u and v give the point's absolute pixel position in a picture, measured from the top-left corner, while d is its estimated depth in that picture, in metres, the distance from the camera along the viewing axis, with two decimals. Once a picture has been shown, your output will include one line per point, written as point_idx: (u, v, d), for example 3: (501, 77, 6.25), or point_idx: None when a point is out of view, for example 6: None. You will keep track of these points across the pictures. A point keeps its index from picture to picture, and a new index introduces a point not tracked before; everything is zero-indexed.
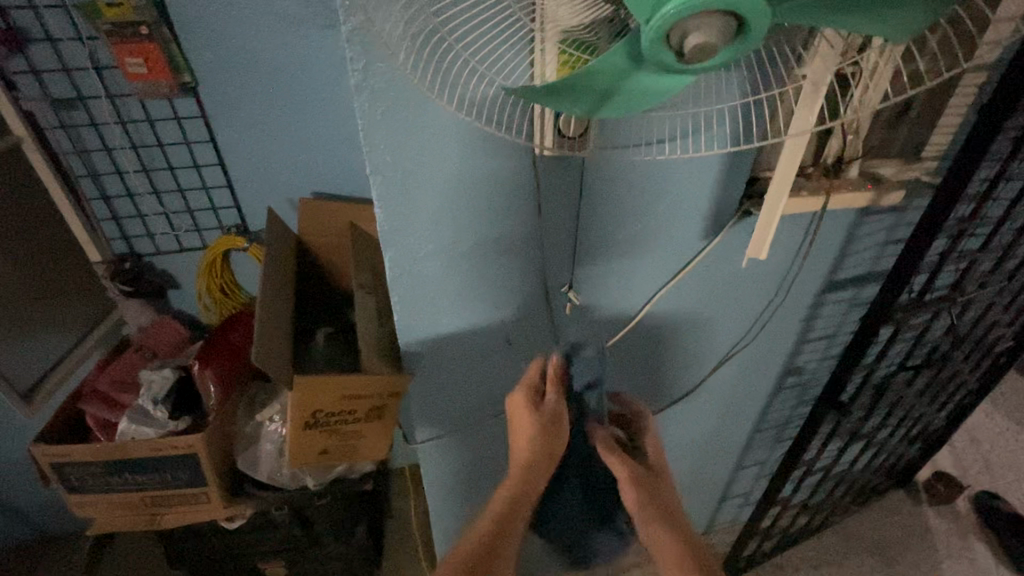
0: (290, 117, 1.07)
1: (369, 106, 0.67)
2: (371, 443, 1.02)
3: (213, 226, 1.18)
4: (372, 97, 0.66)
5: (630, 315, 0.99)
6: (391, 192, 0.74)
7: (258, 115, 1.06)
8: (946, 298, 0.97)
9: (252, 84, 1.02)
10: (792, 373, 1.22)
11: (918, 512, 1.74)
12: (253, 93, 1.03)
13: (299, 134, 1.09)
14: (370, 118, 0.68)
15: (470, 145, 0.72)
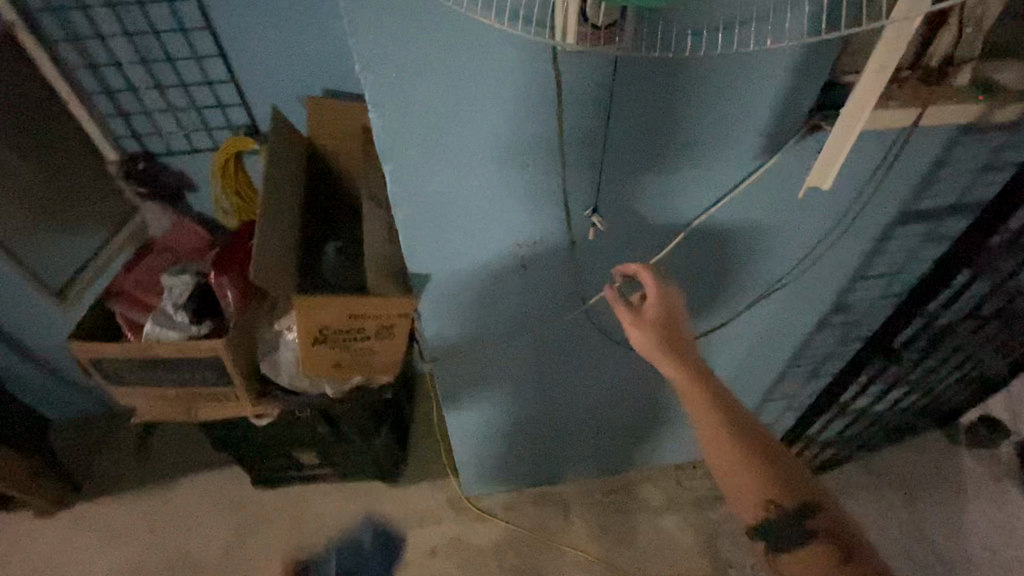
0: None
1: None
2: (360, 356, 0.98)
3: (222, 124, 1.11)
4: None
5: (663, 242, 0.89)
6: (390, 91, 0.65)
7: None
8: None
9: None
10: (841, 311, 1.10)
11: (953, 452, 1.67)
12: None
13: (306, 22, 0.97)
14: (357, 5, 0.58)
15: (478, 43, 0.62)
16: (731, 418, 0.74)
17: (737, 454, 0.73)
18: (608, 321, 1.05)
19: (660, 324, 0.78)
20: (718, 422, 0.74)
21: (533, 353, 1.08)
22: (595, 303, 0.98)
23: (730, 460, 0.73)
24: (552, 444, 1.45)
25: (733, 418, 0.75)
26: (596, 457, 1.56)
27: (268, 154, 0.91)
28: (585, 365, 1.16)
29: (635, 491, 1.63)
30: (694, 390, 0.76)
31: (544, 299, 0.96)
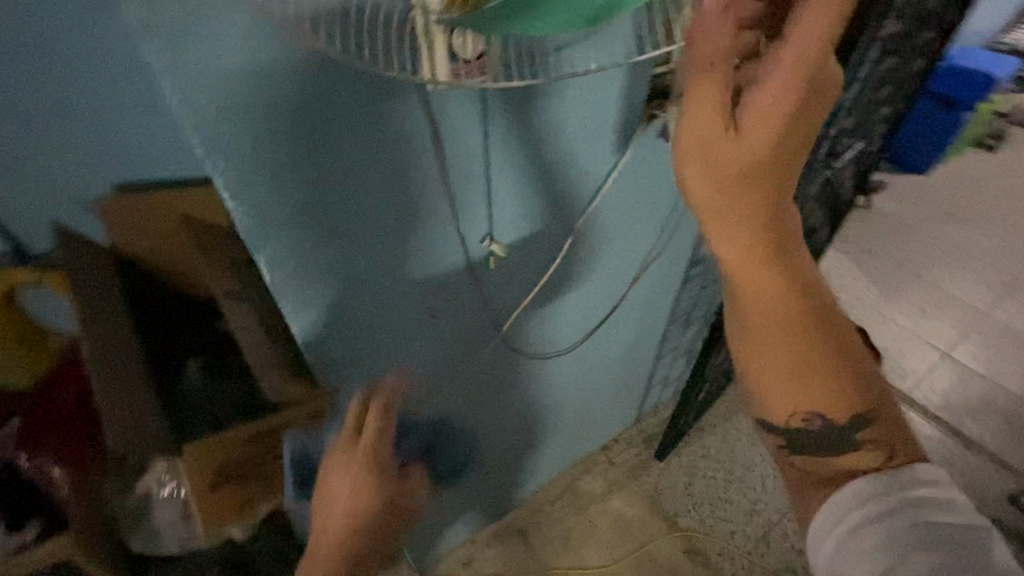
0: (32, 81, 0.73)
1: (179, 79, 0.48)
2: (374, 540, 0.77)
3: None
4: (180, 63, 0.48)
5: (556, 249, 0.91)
6: (245, 175, 0.56)
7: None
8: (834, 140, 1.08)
9: None
10: (698, 263, 1.27)
11: None
12: None
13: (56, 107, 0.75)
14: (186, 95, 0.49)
15: (334, 108, 0.57)
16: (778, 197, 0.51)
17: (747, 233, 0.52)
18: (523, 340, 1.04)
19: (761, 168, 0.48)
20: (732, 212, 0.51)
21: (458, 396, 1.03)
22: (508, 327, 0.97)
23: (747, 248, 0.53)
24: (494, 477, 1.41)
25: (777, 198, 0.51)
26: (537, 471, 1.55)
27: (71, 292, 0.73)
28: (509, 389, 1.14)
29: (577, 487, 1.66)
30: (747, 185, 0.49)
31: (459, 340, 0.91)
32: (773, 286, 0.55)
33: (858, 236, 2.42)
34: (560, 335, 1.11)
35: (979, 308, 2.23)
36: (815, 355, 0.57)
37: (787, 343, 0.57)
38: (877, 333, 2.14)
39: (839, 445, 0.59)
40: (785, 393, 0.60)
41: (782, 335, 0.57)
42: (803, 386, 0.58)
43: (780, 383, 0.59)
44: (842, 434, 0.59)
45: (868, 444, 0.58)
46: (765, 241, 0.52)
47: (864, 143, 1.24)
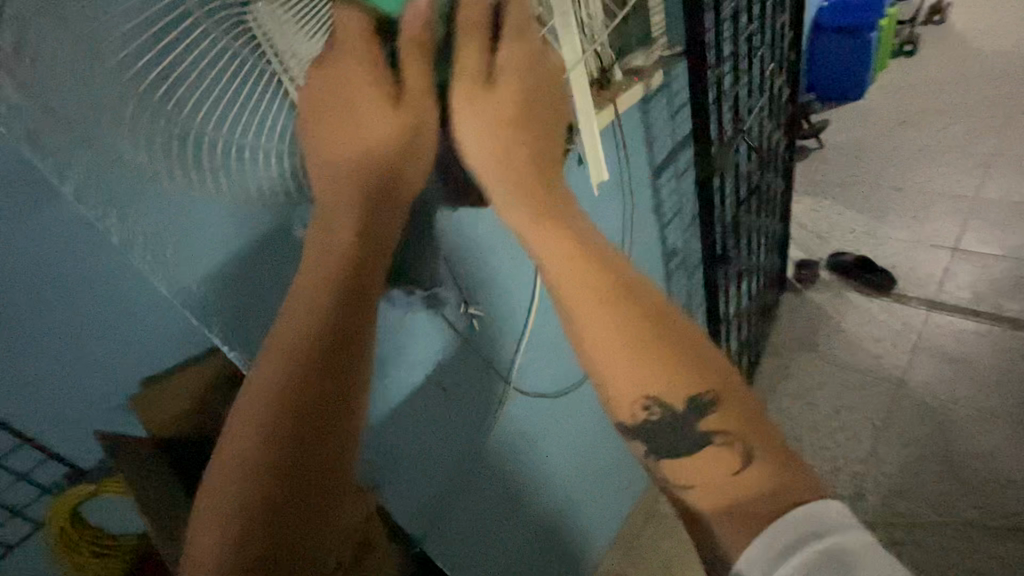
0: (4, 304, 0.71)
1: (132, 239, 0.54)
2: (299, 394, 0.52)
3: (34, 495, 0.91)
4: (130, 227, 0.54)
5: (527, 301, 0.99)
6: (236, 329, 0.64)
7: None
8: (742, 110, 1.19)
9: None
10: (671, 256, 1.36)
11: (804, 297, 2.10)
12: None
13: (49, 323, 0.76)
14: (141, 250, 0.55)
15: (272, 229, 0.64)
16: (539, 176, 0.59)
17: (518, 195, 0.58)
18: (532, 385, 1.10)
19: (511, 119, 0.58)
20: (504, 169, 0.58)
21: (494, 457, 1.09)
22: (515, 376, 1.04)
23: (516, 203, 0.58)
24: (573, 526, 1.40)
25: (538, 182, 0.58)
26: (611, 509, 1.54)
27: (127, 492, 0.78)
28: (544, 432, 1.19)
29: (658, 506, 1.63)
30: (509, 132, 0.58)
31: (473, 403, 0.98)
32: (561, 247, 0.54)
33: (826, 174, 2.50)
34: (568, 366, 1.17)
35: (968, 194, 2.25)
36: (637, 326, 0.51)
37: (606, 318, 0.52)
38: (882, 255, 2.15)
39: (688, 435, 0.52)
40: (624, 375, 0.52)
41: (596, 299, 0.52)
42: (634, 364, 0.51)
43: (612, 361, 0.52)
44: (681, 420, 0.51)
45: (719, 437, 0.50)
46: (539, 203, 0.57)
47: (770, 95, 1.35)
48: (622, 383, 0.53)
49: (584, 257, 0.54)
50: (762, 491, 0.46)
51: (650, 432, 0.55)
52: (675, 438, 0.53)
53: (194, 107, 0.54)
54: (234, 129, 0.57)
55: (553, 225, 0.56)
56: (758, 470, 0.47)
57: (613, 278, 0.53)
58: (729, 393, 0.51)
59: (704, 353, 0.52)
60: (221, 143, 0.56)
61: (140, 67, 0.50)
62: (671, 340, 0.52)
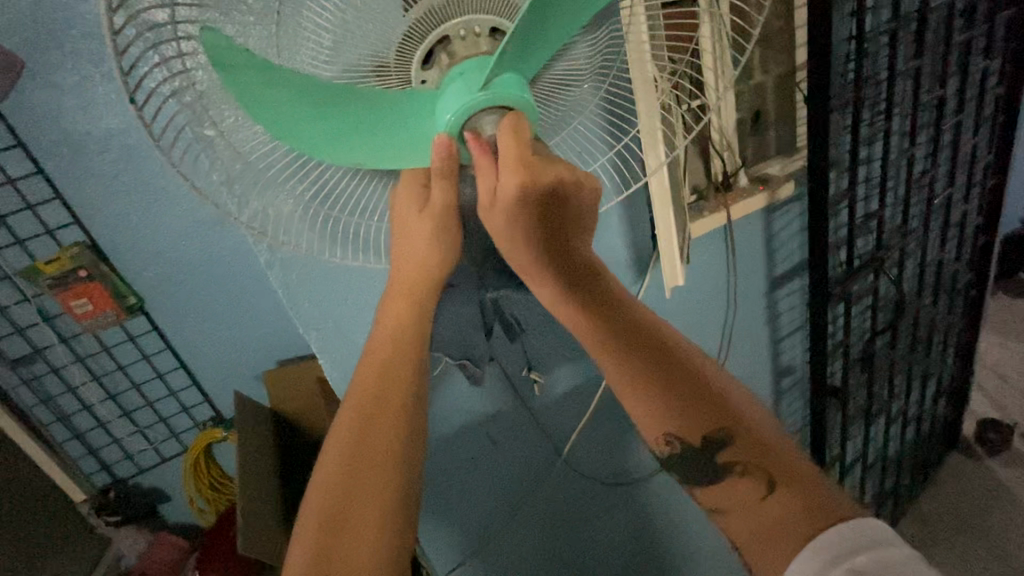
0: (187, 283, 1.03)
1: (284, 282, 0.73)
2: (386, 376, 0.59)
3: (188, 426, 1.21)
4: (284, 272, 0.73)
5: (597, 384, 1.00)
6: (332, 343, 0.79)
7: (190, 311, 1.06)
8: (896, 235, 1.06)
9: (176, 291, 1.04)
10: (782, 373, 1.25)
11: (982, 466, 1.69)
12: (182, 303, 1.05)
13: (212, 303, 1.06)
14: (289, 292, 0.74)
15: (375, 280, 0.77)
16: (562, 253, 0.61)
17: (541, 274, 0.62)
18: (590, 466, 1.08)
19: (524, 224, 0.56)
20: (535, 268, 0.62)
21: (539, 527, 1.08)
22: (571, 451, 1.04)
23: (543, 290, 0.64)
24: None
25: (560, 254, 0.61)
26: None
27: (240, 443, 1.01)
28: (599, 517, 1.14)
29: None
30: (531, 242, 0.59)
31: (523, 465, 1.01)
32: (569, 307, 0.64)
33: None
34: (636, 460, 1.12)
35: None
36: (680, 391, 0.61)
37: (644, 377, 0.61)
38: None
39: (708, 468, 0.61)
40: (644, 419, 0.63)
41: (615, 359, 0.62)
42: (653, 410, 0.62)
43: (650, 404, 0.62)
44: (702, 456, 0.61)
45: (738, 468, 0.59)
46: (567, 284, 0.63)
47: (945, 227, 1.19)
48: (651, 423, 0.62)
49: (582, 305, 0.63)
50: (788, 513, 0.54)
51: (679, 465, 0.63)
52: (700, 468, 0.62)
53: (313, 190, 0.57)
54: (340, 209, 0.60)
55: (583, 297, 0.63)
56: (780, 495, 0.55)
57: (650, 335, 0.63)
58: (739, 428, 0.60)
59: (721, 400, 0.61)
60: (347, 220, 0.61)
61: (278, 165, 0.54)
62: (684, 389, 0.61)
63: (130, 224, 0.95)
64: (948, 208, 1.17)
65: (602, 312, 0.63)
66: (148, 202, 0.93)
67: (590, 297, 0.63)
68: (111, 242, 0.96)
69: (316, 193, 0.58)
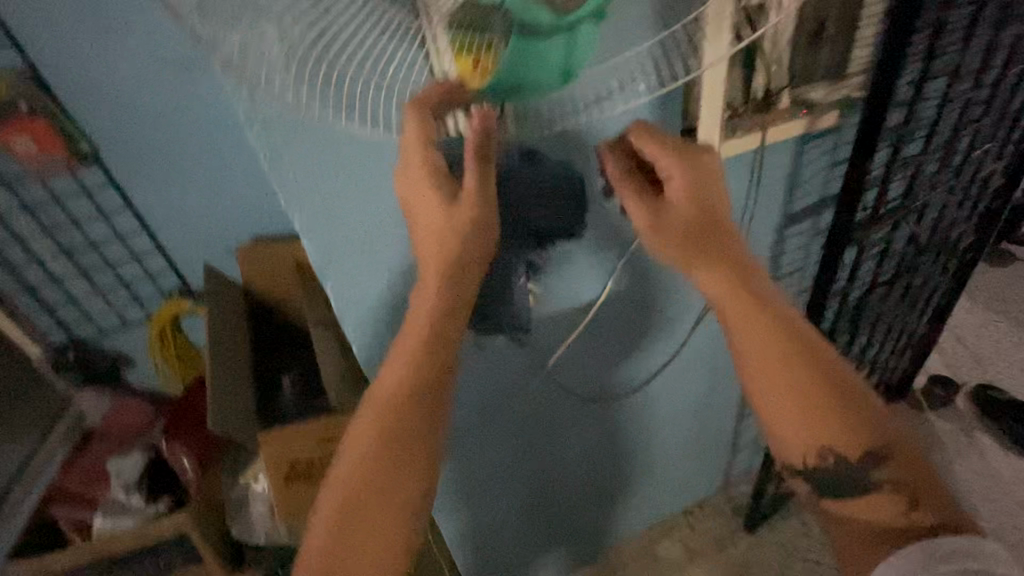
0: (147, 131, 0.94)
1: (266, 144, 0.64)
2: (431, 370, 0.63)
3: (153, 294, 1.14)
4: (266, 132, 0.63)
5: (592, 300, 0.96)
6: (317, 221, 0.71)
7: (154, 165, 0.97)
8: (926, 185, 1.00)
9: (139, 141, 0.95)
10: None
11: (923, 418, 1.79)
12: (147, 156, 0.96)
13: (177, 159, 0.97)
14: (271, 158, 0.64)
15: (371, 155, 0.68)
16: (744, 273, 0.65)
17: (762, 331, 0.63)
18: (571, 378, 1.07)
19: (700, 212, 0.64)
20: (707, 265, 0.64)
21: (509, 432, 1.10)
22: (555, 364, 1.02)
23: (734, 317, 0.64)
24: (563, 522, 1.40)
25: (738, 264, 0.65)
26: (607, 526, 1.50)
27: (209, 317, 0.95)
28: (567, 427, 1.16)
29: (655, 551, 1.56)
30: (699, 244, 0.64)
31: (506, 371, 0.99)
32: (758, 330, 0.63)
33: (1015, 295, 2.10)
34: (615, 377, 1.12)
35: None
36: (831, 403, 0.63)
37: (799, 378, 0.61)
38: None
39: (855, 483, 0.65)
40: (793, 429, 0.64)
41: (774, 363, 0.62)
42: (806, 418, 0.63)
43: (802, 424, 0.63)
44: (850, 475, 0.64)
45: (887, 484, 0.63)
46: (739, 283, 0.64)
47: (971, 186, 1.15)
48: (806, 442, 0.64)
49: (782, 336, 0.63)
50: (924, 527, 0.59)
51: (822, 477, 0.67)
52: (841, 487, 0.66)
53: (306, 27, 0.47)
54: (339, 58, 0.49)
55: (785, 338, 0.63)
56: (923, 512, 0.60)
57: (818, 356, 0.63)
58: (896, 451, 0.63)
59: (869, 412, 0.64)
60: (346, 73, 0.51)
61: None
62: (848, 407, 0.63)
63: (88, 55, 0.86)
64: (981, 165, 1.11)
65: (792, 368, 0.62)
66: (107, 32, 0.85)
67: (773, 334, 0.63)
68: (61, 73, 0.86)
69: (312, 34, 0.47)
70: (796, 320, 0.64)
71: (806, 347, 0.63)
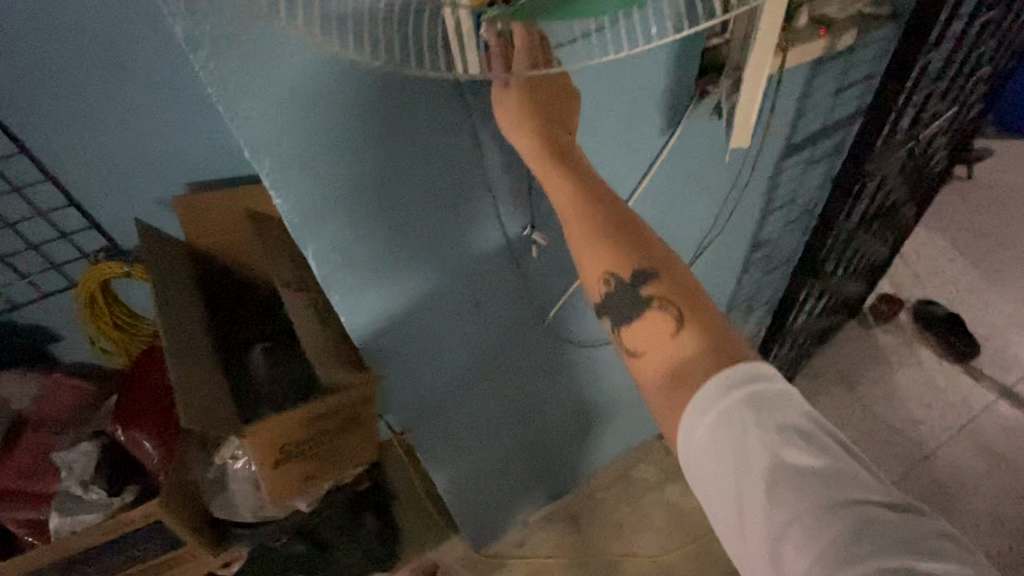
0: (37, 45, 0.72)
1: (220, 79, 0.50)
2: None
3: (72, 256, 0.95)
4: (219, 62, 0.49)
5: None
6: (291, 175, 0.59)
7: (50, 97, 0.77)
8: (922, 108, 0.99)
9: (24, 65, 0.73)
10: (760, 247, 1.21)
11: (870, 334, 1.92)
12: (38, 85, 0.75)
13: (83, 87, 0.77)
14: (227, 97, 0.51)
15: (355, 89, 0.56)
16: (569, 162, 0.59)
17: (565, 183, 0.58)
18: (568, 325, 1.02)
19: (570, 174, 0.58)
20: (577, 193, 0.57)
21: (500, 385, 1.04)
22: (554, 315, 0.96)
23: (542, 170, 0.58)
24: (549, 460, 1.41)
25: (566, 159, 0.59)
26: (591, 457, 1.54)
27: (152, 285, 0.79)
28: (559, 371, 1.13)
29: (633, 475, 1.63)
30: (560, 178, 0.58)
31: (504, 326, 0.92)
32: (563, 189, 0.58)
33: (954, 213, 2.23)
34: None
35: None
36: (609, 237, 0.57)
37: (594, 234, 0.57)
38: (975, 322, 1.93)
39: (636, 313, 0.58)
40: (589, 259, 0.58)
41: (576, 210, 0.57)
42: (592, 250, 0.58)
43: (593, 258, 0.58)
44: (633, 300, 0.58)
45: (658, 306, 0.56)
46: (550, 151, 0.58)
47: (962, 106, 1.13)
48: (591, 264, 0.58)
49: (571, 176, 0.58)
50: (695, 349, 0.53)
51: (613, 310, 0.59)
52: (627, 313, 0.59)
53: None
54: None
55: (557, 162, 0.58)
56: (690, 331, 0.54)
57: (603, 197, 0.58)
58: (673, 279, 0.57)
59: (655, 249, 0.58)
60: None
61: None
62: (623, 240, 0.57)
63: None
64: (976, 84, 1.09)
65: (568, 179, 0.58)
66: None
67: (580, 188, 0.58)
68: None
69: None
70: (663, 247, 0.59)
71: (685, 297, 0.56)
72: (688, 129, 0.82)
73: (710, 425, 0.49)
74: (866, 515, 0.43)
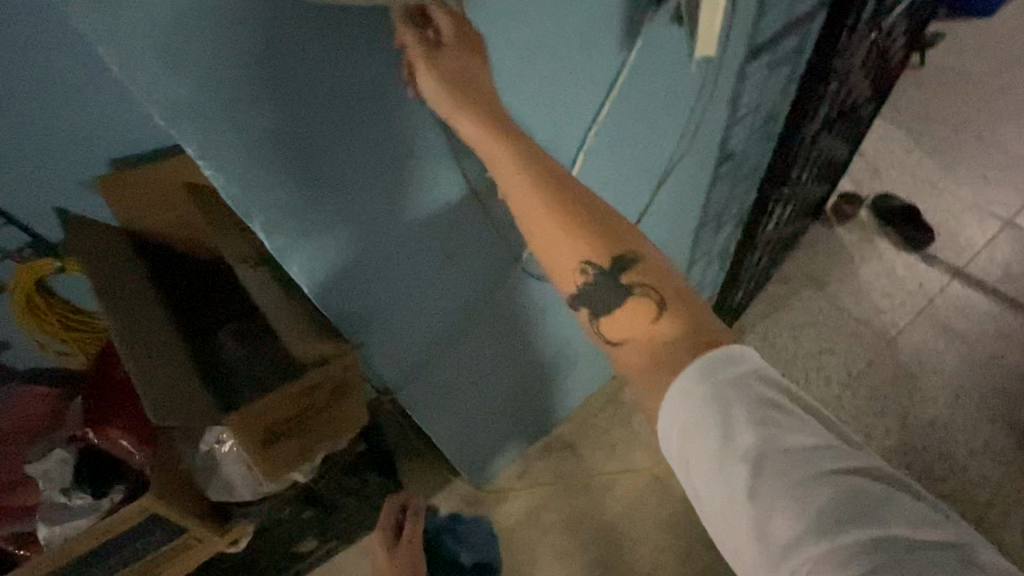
0: None
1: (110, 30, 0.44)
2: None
3: None
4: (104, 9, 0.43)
5: None
6: (217, 137, 0.53)
7: None
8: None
9: None
10: (727, 159, 1.19)
11: (834, 233, 1.97)
12: None
13: None
14: (121, 55, 0.45)
15: (269, 31, 0.50)
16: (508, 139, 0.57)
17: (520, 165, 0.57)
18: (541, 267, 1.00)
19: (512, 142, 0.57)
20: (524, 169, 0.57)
21: (481, 333, 1.03)
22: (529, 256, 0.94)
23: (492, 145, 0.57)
24: (539, 396, 1.44)
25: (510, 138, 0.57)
26: (579, 387, 1.58)
27: (91, 279, 0.72)
28: (537, 313, 1.12)
29: (620, 397, 1.68)
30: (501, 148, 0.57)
31: (477, 273, 0.89)
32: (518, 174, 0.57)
33: (908, 103, 2.24)
34: None
35: None
36: (582, 231, 0.58)
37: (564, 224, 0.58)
38: (930, 210, 1.99)
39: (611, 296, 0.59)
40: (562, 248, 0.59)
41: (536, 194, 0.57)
42: (565, 240, 0.59)
43: (563, 246, 0.59)
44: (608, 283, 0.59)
45: (637, 291, 0.58)
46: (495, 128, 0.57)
47: None
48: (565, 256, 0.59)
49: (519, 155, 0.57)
50: (670, 334, 0.55)
51: (587, 295, 0.61)
52: (602, 298, 0.60)
53: None
54: None
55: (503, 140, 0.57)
56: (667, 318, 0.56)
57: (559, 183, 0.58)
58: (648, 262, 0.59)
59: (624, 232, 0.60)
60: None
61: None
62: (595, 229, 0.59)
63: None
64: None
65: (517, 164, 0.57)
66: None
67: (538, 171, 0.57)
68: None
69: None
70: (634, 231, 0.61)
71: (663, 285, 0.58)
72: (647, 40, 0.78)
73: (696, 415, 0.50)
74: (843, 482, 0.46)
